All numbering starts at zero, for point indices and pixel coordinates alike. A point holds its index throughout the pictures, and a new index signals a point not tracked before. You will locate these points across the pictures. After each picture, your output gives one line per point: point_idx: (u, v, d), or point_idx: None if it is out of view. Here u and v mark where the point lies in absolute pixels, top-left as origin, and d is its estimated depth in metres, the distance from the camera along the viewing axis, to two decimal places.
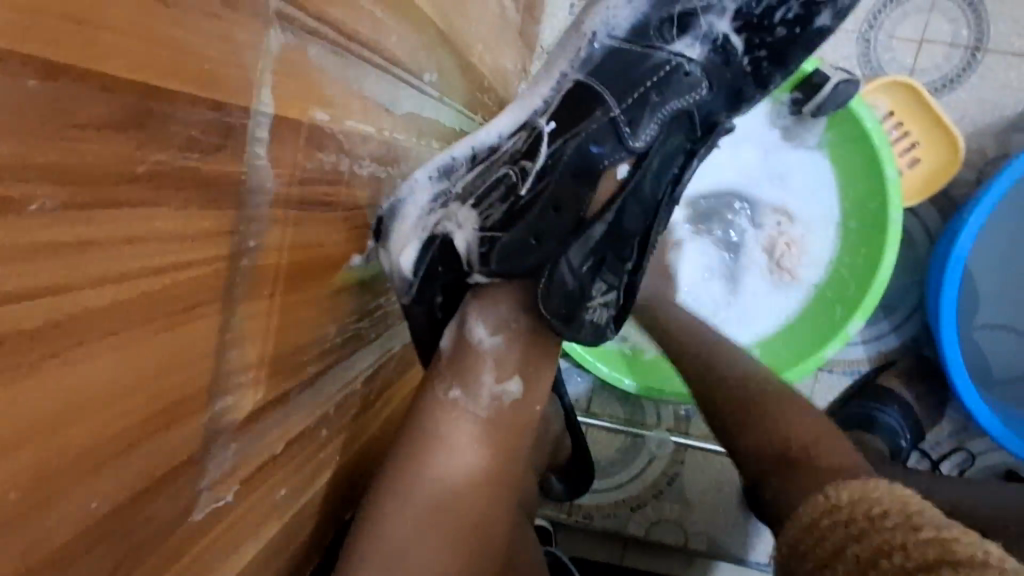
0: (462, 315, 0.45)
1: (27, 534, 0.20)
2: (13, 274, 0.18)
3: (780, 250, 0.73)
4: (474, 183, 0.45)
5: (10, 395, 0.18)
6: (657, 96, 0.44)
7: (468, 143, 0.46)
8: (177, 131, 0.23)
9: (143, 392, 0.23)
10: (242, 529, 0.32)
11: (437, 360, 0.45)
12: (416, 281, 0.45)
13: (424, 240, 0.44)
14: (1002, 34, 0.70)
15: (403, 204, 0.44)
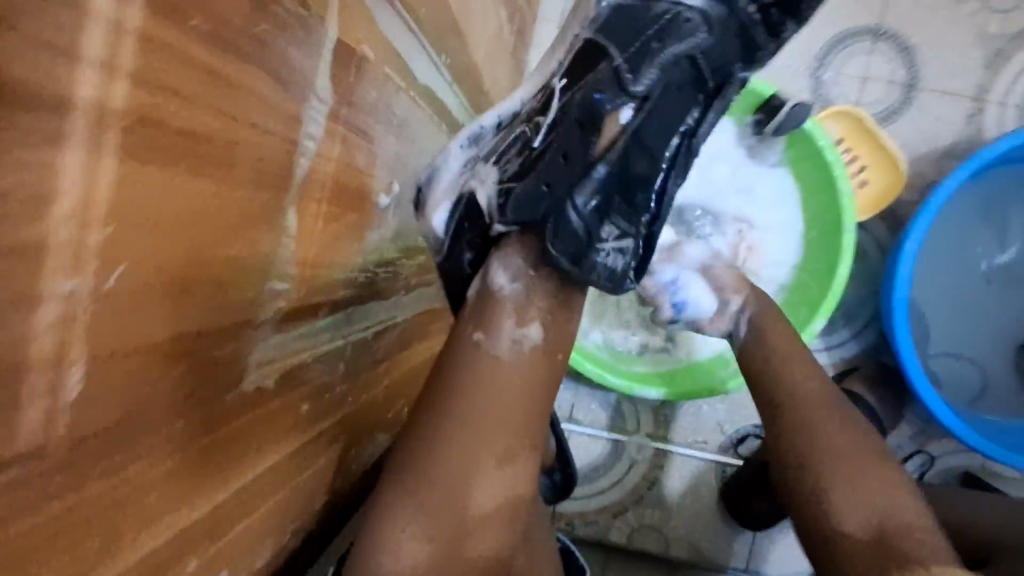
0: (485, 270, 0.51)
1: (131, 326, 0.22)
2: (156, 74, 0.21)
3: (750, 255, 0.88)
4: (497, 143, 0.51)
5: (140, 179, 0.21)
6: (657, 44, 0.47)
7: (497, 113, 0.53)
8: (272, 14, 0.26)
9: (224, 237, 0.26)
10: (273, 423, 0.35)
11: (464, 311, 0.51)
12: (447, 238, 0.53)
13: (454, 199, 0.52)
14: (931, 77, 0.90)
15: (439, 171, 0.53)
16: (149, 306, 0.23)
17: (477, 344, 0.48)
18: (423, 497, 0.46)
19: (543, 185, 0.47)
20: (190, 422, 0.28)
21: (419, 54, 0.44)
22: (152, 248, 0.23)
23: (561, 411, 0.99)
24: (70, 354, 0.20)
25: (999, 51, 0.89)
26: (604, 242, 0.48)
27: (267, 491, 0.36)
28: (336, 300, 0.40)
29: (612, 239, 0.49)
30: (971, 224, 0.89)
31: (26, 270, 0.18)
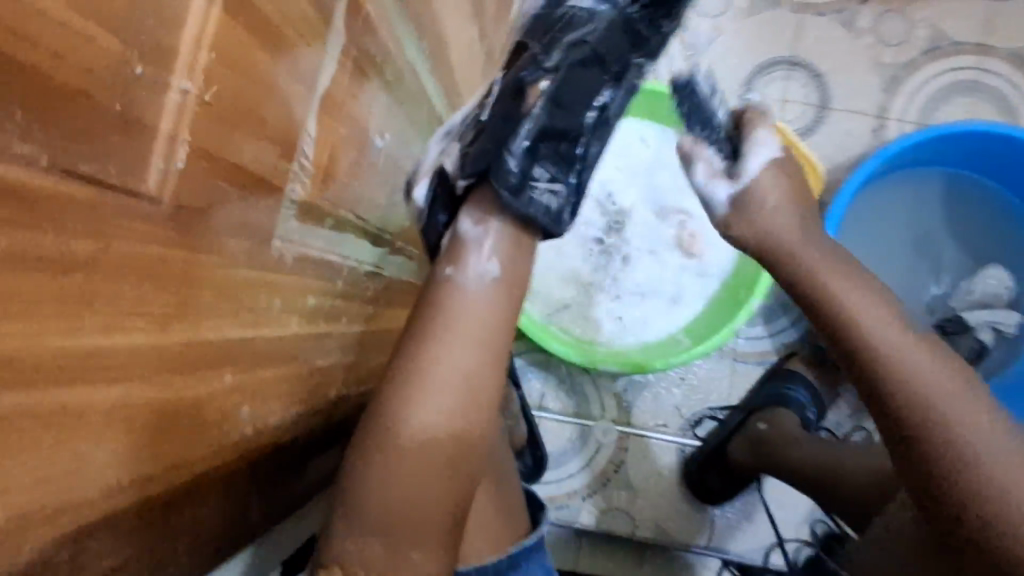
0: (454, 220, 0.61)
1: (218, 146, 0.30)
2: None
3: (687, 243, 1.00)
4: (460, 128, 0.62)
5: (236, 39, 0.29)
6: (561, 35, 0.62)
7: (460, 114, 0.65)
8: None
9: (272, 113, 0.34)
10: (289, 299, 0.42)
11: (438, 259, 0.61)
12: (424, 209, 0.62)
13: (427, 177, 0.62)
14: (839, 99, 1.05)
15: (420, 162, 0.64)
16: (225, 134, 0.30)
17: (450, 279, 0.58)
18: (413, 408, 0.54)
19: (488, 140, 0.58)
20: (238, 251, 0.34)
21: (408, 30, 0.53)
22: (232, 86, 0.30)
23: (531, 400, 1.07)
24: (179, 137, 0.27)
25: (894, 76, 1.05)
26: (537, 182, 0.59)
27: (282, 356, 0.43)
28: (338, 216, 0.48)
29: (544, 179, 0.59)
30: (880, 221, 1.02)
31: (161, 61, 0.25)
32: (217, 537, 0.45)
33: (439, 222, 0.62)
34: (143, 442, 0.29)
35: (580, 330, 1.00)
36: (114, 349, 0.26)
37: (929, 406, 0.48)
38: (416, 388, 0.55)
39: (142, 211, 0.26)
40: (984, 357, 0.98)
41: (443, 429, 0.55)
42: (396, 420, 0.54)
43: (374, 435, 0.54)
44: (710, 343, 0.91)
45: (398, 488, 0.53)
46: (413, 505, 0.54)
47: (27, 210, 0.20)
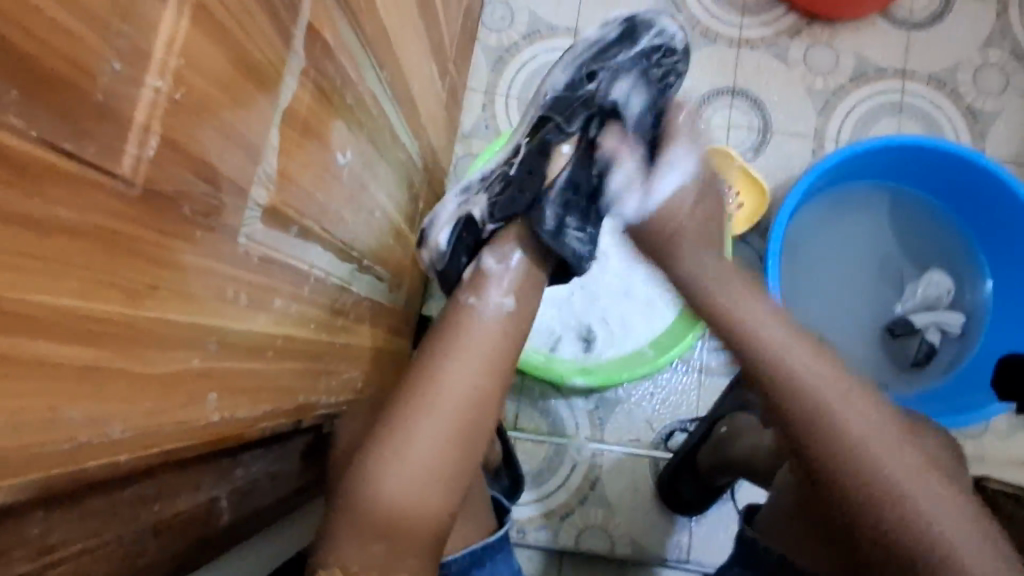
0: (478, 259, 0.68)
1: (184, 142, 0.33)
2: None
3: (649, 255, 1.05)
4: (481, 183, 0.72)
5: (199, 49, 0.33)
6: (579, 105, 0.68)
7: (481, 171, 0.74)
8: None
9: (234, 119, 0.38)
10: (254, 298, 0.45)
11: (459, 287, 0.67)
12: (449, 252, 0.70)
13: (452, 222, 0.70)
14: (780, 123, 1.13)
15: (438, 216, 0.73)
16: (193, 130, 0.34)
17: (472, 306, 0.65)
18: (421, 415, 0.58)
19: (518, 192, 0.67)
20: (204, 241, 0.37)
21: (367, 59, 0.58)
22: (199, 89, 0.33)
23: (507, 420, 1.08)
24: (151, 129, 0.30)
25: (826, 101, 1.14)
26: (570, 230, 0.68)
27: (250, 351, 0.46)
28: (302, 226, 0.52)
29: (576, 226, 0.68)
30: (842, 237, 1.09)
31: (133, 59, 0.29)
32: (186, 533, 0.47)
33: (461, 260, 0.70)
34: (110, 408, 0.32)
35: (562, 351, 1.03)
36: (87, 313, 0.29)
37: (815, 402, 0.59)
38: (428, 396, 0.59)
39: (116, 191, 0.29)
40: (933, 356, 1.04)
41: (448, 436, 0.59)
42: (407, 425, 0.58)
43: (383, 439, 0.57)
44: (680, 345, 0.96)
45: (402, 490, 0.56)
46: (408, 509, 0.56)
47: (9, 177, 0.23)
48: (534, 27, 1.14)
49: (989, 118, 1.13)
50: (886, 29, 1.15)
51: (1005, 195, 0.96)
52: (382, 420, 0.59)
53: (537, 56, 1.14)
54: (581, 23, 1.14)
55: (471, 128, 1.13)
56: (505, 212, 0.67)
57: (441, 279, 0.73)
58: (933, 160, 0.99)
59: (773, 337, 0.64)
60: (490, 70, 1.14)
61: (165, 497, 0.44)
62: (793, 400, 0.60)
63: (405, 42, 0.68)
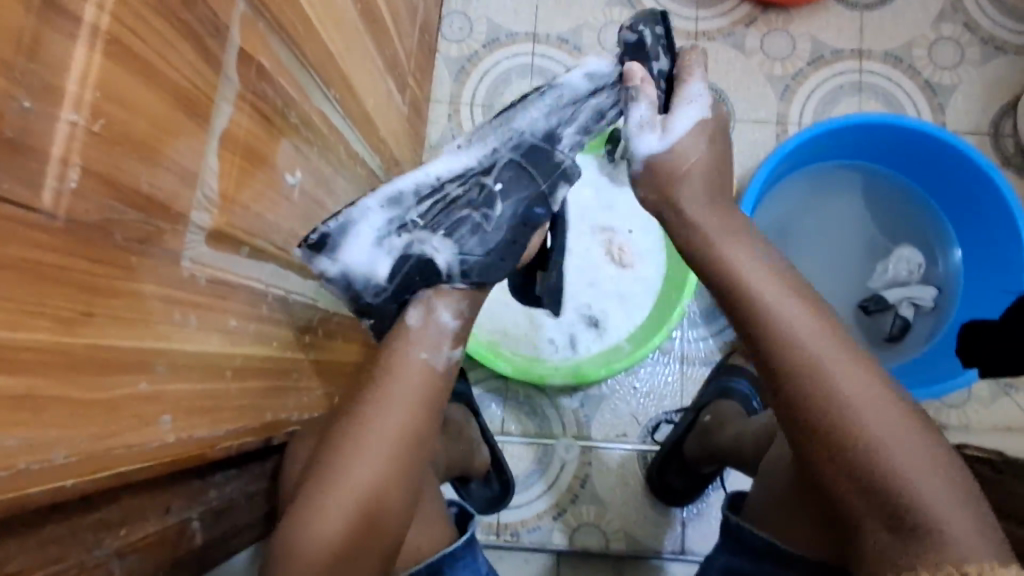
0: (427, 305, 0.65)
1: (111, 171, 0.34)
2: (133, 27, 0.34)
3: (616, 252, 1.06)
4: (425, 214, 0.65)
5: (120, 81, 0.34)
6: (566, 166, 0.67)
7: (414, 180, 0.66)
8: (201, 17, 0.41)
9: (164, 146, 0.39)
10: (204, 318, 0.46)
11: (404, 332, 0.64)
12: (390, 290, 0.65)
13: (400, 259, 0.64)
14: (743, 112, 1.14)
15: (356, 224, 0.63)
16: (118, 160, 0.35)
17: (424, 363, 0.62)
18: (357, 446, 0.57)
19: (498, 257, 0.65)
20: (143, 266, 0.38)
21: (312, 80, 0.60)
22: (120, 120, 0.35)
23: (494, 426, 1.09)
24: (70, 162, 0.31)
25: (787, 87, 1.15)
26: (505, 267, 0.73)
27: (204, 370, 0.46)
28: (252, 247, 0.53)
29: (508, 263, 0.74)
30: (811, 219, 1.10)
31: (47, 96, 0.30)
32: (158, 555, 0.48)
33: (393, 302, 0.66)
34: (50, 433, 0.33)
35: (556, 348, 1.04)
36: (20, 341, 0.30)
37: (819, 398, 0.53)
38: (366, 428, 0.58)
39: (37, 224, 0.30)
40: (907, 331, 1.05)
41: (387, 461, 0.58)
42: (347, 456, 0.57)
43: (337, 454, 0.57)
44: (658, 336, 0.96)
45: (354, 514, 0.56)
46: (364, 530, 0.57)
47: None
48: (493, 35, 1.16)
49: (947, 91, 1.14)
50: (838, 11, 1.16)
51: (964, 167, 0.96)
52: (325, 454, 0.58)
53: (498, 64, 1.15)
54: (539, 28, 1.16)
55: (438, 139, 1.14)
56: (478, 274, 0.65)
57: (354, 303, 0.66)
58: (891, 135, 0.99)
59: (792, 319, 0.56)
60: (453, 80, 1.15)
61: (130, 521, 0.45)
62: (806, 383, 0.53)
63: (354, 65, 0.69)
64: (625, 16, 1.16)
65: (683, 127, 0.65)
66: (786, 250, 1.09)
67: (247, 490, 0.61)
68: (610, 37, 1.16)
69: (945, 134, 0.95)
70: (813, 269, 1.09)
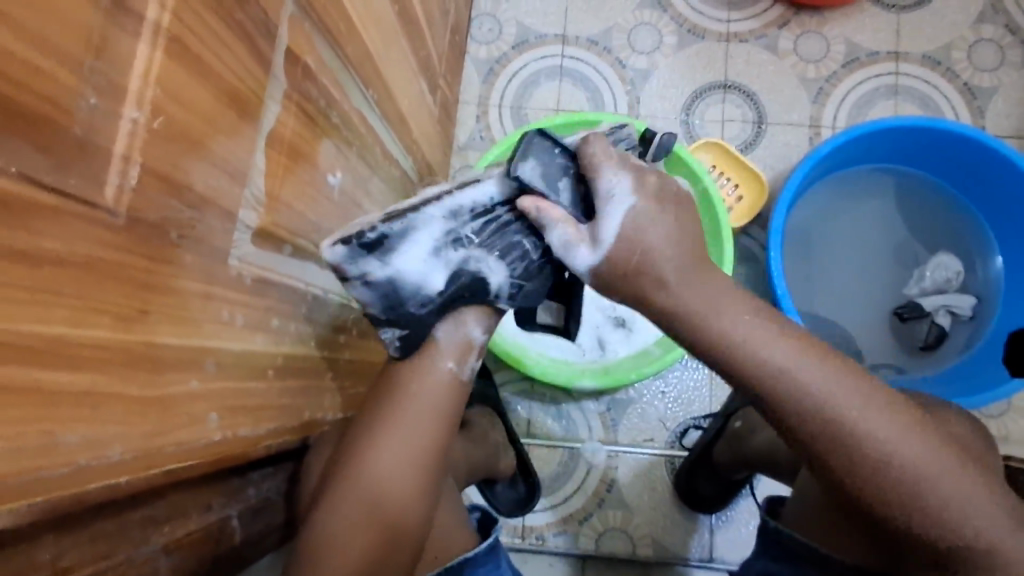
0: (464, 320, 0.63)
1: (167, 169, 0.34)
2: (191, 25, 0.34)
3: None
4: (479, 229, 0.57)
5: (180, 80, 0.34)
6: None
7: (475, 191, 0.57)
8: (252, 18, 0.41)
9: (216, 144, 0.39)
10: (248, 317, 0.46)
11: (432, 345, 0.62)
12: (436, 305, 0.59)
13: (452, 276, 0.58)
14: (775, 113, 1.13)
15: (414, 231, 0.55)
16: (175, 159, 0.35)
17: (451, 373, 0.62)
18: (380, 453, 0.58)
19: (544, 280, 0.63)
20: (195, 266, 0.39)
21: (352, 79, 0.60)
22: (177, 117, 0.35)
23: (519, 428, 1.08)
24: (132, 159, 0.32)
25: (820, 89, 1.13)
26: None
27: (247, 366, 0.46)
28: (294, 246, 0.53)
29: None
30: (842, 225, 1.08)
31: (112, 94, 0.30)
32: (200, 553, 0.48)
33: (434, 315, 0.60)
34: (108, 429, 0.33)
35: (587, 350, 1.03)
36: (83, 338, 0.30)
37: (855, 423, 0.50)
38: (390, 435, 0.59)
39: (101, 220, 0.30)
40: (943, 340, 1.03)
41: (412, 469, 0.59)
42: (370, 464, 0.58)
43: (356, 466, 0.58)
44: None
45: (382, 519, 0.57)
46: (389, 532, 0.57)
47: (9, 211, 0.25)
48: (523, 37, 1.16)
49: (987, 94, 1.12)
50: (874, 13, 1.14)
51: (1009, 172, 0.93)
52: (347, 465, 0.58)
53: (527, 66, 1.15)
54: (569, 29, 1.16)
55: (466, 140, 1.13)
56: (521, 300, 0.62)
57: (388, 313, 0.59)
58: (929, 138, 0.97)
59: (783, 359, 0.51)
60: (482, 82, 1.15)
61: (174, 518, 0.45)
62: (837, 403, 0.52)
63: (391, 67, 0.70)
64: (655, 18, 1.15)
65: (613, 233, 0.53)
66: (817, 255, 1.07)
67: (282, 490, 0.61)
68: (640, 39, 1.15)
69: (988, 138, 0.92)
70: (842, 276, 1.07)
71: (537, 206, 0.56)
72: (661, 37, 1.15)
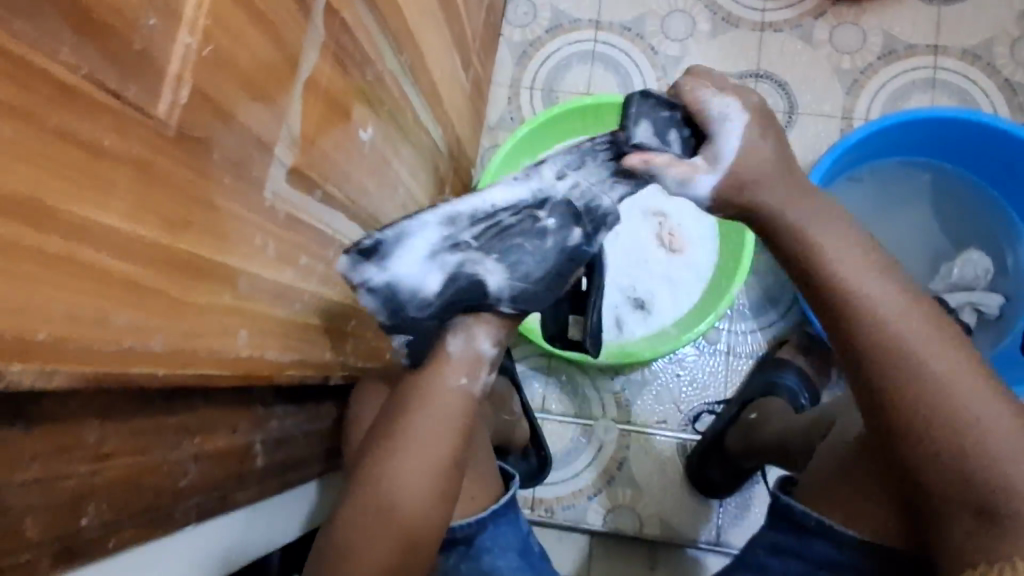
0: (468, 333, 0.64)
1: (213, 93, 0.38)
2: None
3: (667, 237, 1.06)
4: (475, 231, 0.60)
5: (230, 14, 0.38)
6: (611, 220, 0.64)
7: (471, 200, 0.61)
8: None
9: (258, 80, 0.42)
10: (278, 249, 0.50)
11: (440, 361, 0.63)
12: (436, 307, 0.61)
13: (450, 278, 0.60)
14: (806, 103, 1.13)
15: (410, 235, 0.59)
16: (222, 86, 0.38)
17: (464, 388, 0.63)
18: (399, 464, 0.60)
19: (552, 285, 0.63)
20: (234, 190, 0.42)
21: (388, 41, 0.63)
22: (225, 48, 0.38)
23: (534, 403, 1.10)
24: (184, 79, 0.35)
25: (854, 81, 1.13)
26: None
27: (275, 295, 0.50)
28: (325, 191, 0.56)
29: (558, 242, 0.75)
30: (869, 221, 1.07)
31: (170, 17, 0.33)
32: (225, 467, 0.52)
33: (433, 320, 0.62)
34: (151, 322, 0.36)
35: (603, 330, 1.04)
36: (131, 232, 0.33)
37: None
38: (407, 448, 0.60)
39: (153, 128, 0.34)
40: (967, 337, 1.01)
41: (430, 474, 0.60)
42: (391, 469, 0.60)
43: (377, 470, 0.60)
44: (706, 318, 0.97)
45: (406, 523, 0.59)
46: (414, 532, 0.59)
47: (77, 103, 0.29)
48: (558, 21, 1.18)
49: None
50: (915, 6, 1.13)
51: None
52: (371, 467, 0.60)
53: (560, 50, 1.17)
54: (603, 15, 1.17)
55: (496, 120, 1.16)
56: (523, 305, 0.63)
57: (391, 321, 0.61)
58: (963, 131, 0.96)
59: (884, 313, 0.53)
60: (515, 64, 1.17)
61: (204, 431, 0.49)
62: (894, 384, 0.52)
63: (426, 36, 0.73)
64: (690, 5, 1.16)
65: (731, 153, 0.58)
66: None
67: (302, 427, 0.65)
68: (674, 26, 1.16)
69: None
70: None
71: (647, 153, 0.59)
72: (695, 24, 1.16)
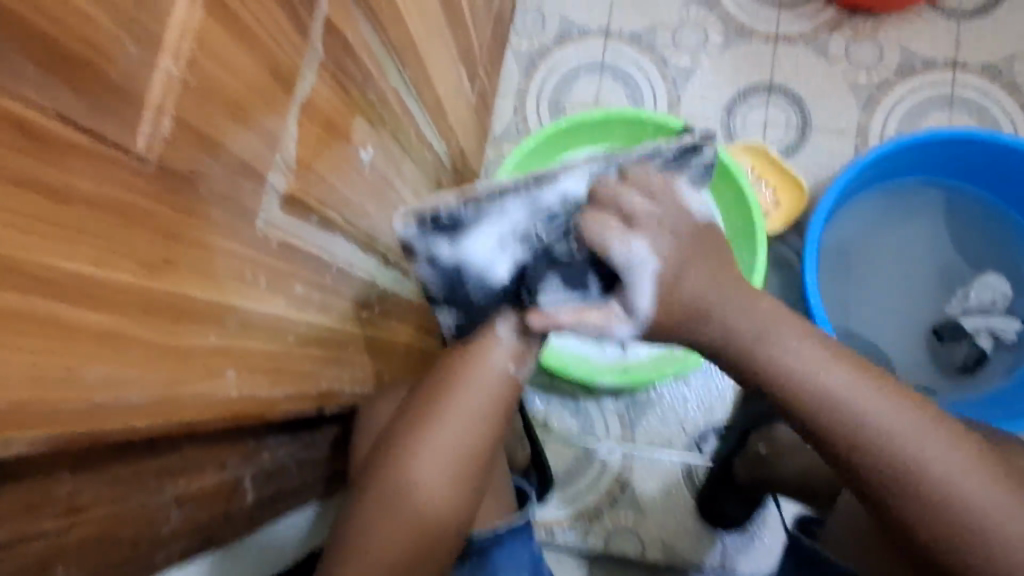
0: (524, 325, 0.64)
1: (199, 124, 0.35)
2: None
3: None
4: (554, 229, 0.60)
5: (217, 37, 0.35)
6: None
7: (563, 189, 0.59)
8: None
9: (249, 106, 0.40)
10: (270, 281, 0.47)
11: (490, 346, 0.62)
12: (498, 294, 0.62)
13: (519, 269, 0.61)
14: (821, 119, 1.10)
15: (489, 220, 0.58)
16: (209, 115, 0.36)
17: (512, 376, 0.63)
18: (419, 459, 0.58)
19: None
20: (223, 223, 0.39)
21: (391, 56, 0.60)
22: (212, 74, 0.35)
23: (537, 422, 1.07)
24: (166, 110, 0.32)
25: (870, 96, 1.10)
26: None
27: (266, 328, 0.47)
28: (321, 216, 0.53)
29: None
30: (883, 241, 1.04)
31: (151, 44, 0.31)
32: (212, 507, 0.50)
33: (494, 306, 0.63)
34: (128, 371, 0.34)
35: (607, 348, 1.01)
36: (105, 279, 0.31)
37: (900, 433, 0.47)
38: (434, 439, 0.59)
39: (131, 165, 0.31)
40: (983, 363, 0.98)
41: (451, 473, 0.59)
42: (414, 464, 0.58)
43: (397, 469, 0.58)
44: None
45: (422, 528, 0.58)
46: (427, 539, 0.58)
47: (42, 145, 0.26)
48: (566, 30, 1.15)
49: None
50: (933, 19, 1.10)
51: None
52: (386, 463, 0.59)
53: (568, 60, 1.14)
54: (612, 24, 1.14)
55: (502, 131, 1.14)
56: None
57: (448, 296, 0.62)
58: (984, 151, 0.93)
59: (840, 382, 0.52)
60: (522, 73, 1.14)
61: (189, 472, 0.46)
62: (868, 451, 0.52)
63: (431, 49, 0.70)
64: (703, 17, 1.13)
65: (645, 303, 0.56)
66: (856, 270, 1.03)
67: (295, 457, 0.63)
68: (685, 37, 1.13)
69: None
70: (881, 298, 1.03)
71: (545, 312, 0.59)
72: (707, 35, 1.13)
